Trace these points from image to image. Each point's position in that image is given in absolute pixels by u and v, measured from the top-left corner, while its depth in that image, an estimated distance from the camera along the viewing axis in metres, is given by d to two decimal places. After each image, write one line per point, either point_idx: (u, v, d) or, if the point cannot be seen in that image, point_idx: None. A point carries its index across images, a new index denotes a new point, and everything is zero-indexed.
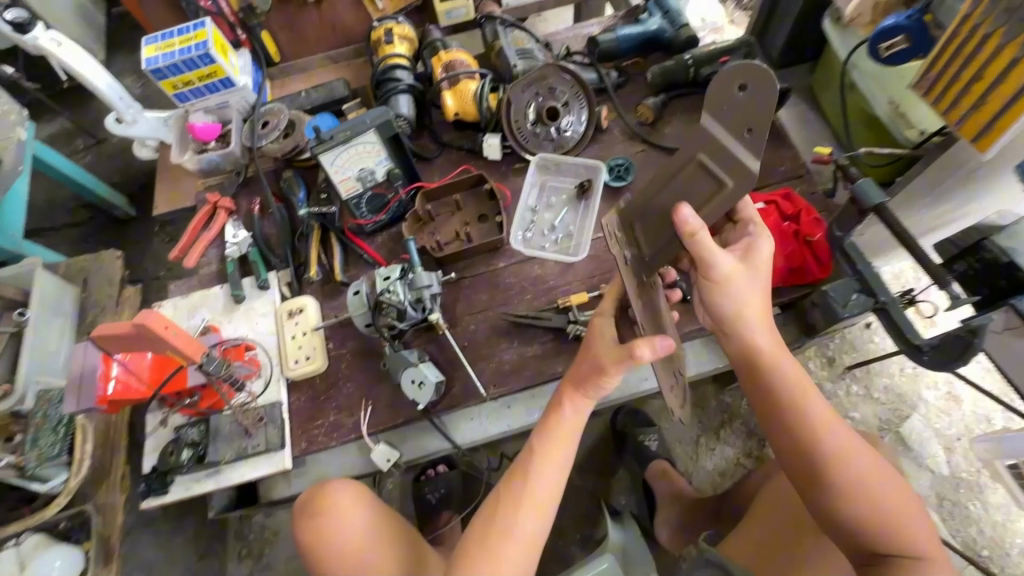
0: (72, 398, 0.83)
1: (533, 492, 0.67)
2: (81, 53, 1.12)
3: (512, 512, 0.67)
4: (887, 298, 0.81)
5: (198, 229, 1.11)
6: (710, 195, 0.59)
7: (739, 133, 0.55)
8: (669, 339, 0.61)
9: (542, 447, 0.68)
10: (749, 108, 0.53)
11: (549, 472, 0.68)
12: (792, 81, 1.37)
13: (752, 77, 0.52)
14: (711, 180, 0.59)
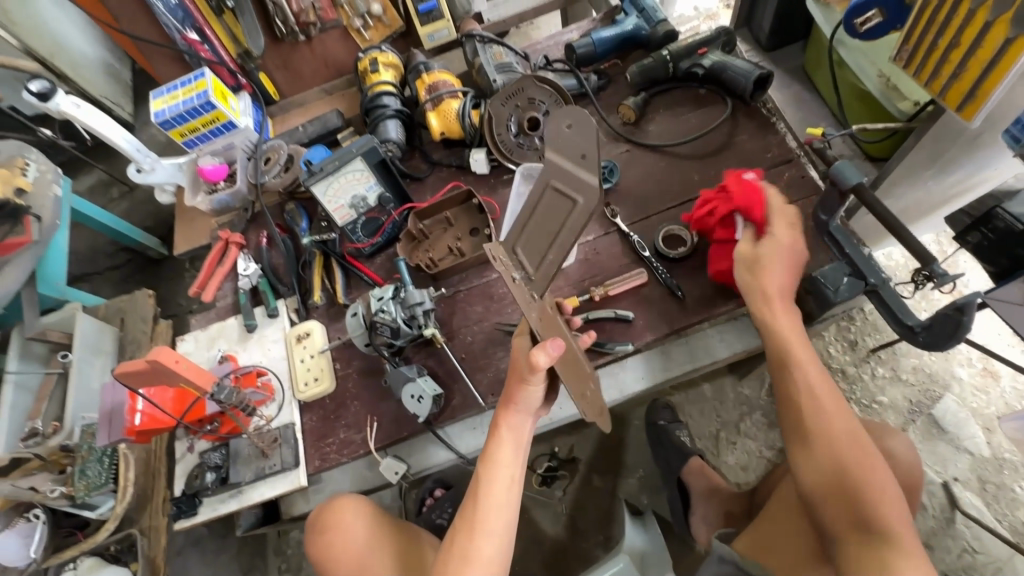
0: (104, 430, 0.93)
1: (492, 504, 0.73)
2: (101, 114, 1.21)
3: (476, 532, 0.72)
4: (877, 280, 0.79)
5: (214, 264, 1.18)
6: (569, 212, 0.65)
7: (577, 158, 0.62)
8: (561, 341, 0.68)
9: (485, 471, 0.75)
10: (581, 137, 0.61)
11: (496, 493, 0.74)
12: (784, 62, 1.35)
13: (575, 115, 0.60)
14: (566, 201, 0.65)
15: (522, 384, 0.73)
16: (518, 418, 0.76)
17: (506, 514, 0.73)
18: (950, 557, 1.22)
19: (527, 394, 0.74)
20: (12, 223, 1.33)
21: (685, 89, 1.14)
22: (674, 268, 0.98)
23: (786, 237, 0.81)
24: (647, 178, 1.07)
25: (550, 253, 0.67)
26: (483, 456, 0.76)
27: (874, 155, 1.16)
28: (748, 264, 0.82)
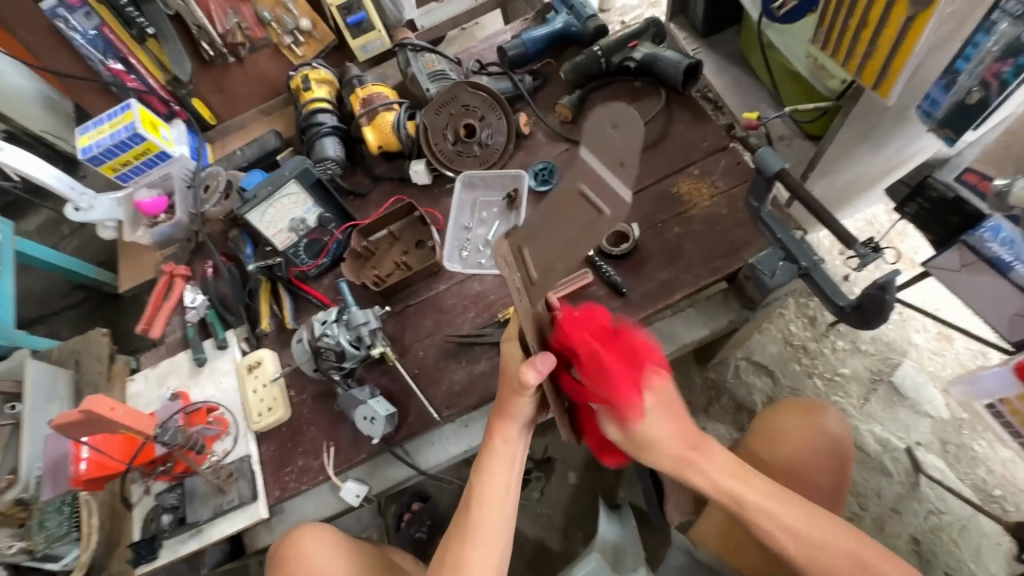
0: (50, 482, 0.98)
1: (491, 514, 0.69)
2: (23, 154, 1.16)
3: (478, 544, 0.68)
4: (809, 263, 0.80)
5: (160, 300, 1.16)
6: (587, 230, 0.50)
7: (614, 167, 0.47)
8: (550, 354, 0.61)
9: (480, 482, 0.70)
10: (626, 140, 0.47)
11: (494, 504, 0.70)
12: (721, 46, 1.35)
13: (622, 112, 0.47)
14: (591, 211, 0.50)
15: (514, 393, 0.67)
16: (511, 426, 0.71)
17: (505, 527, 0.69)
18: (918, 520, 1.25)
19: (518, 402, 0.69)
20: None
21: (619, 82, 1.14)
22: (617, 265, 0.98)
23: (664, 415, 0.66)
24: None
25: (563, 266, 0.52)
26: (482, 465, 0.71)
27: (812, 133, 1.19)
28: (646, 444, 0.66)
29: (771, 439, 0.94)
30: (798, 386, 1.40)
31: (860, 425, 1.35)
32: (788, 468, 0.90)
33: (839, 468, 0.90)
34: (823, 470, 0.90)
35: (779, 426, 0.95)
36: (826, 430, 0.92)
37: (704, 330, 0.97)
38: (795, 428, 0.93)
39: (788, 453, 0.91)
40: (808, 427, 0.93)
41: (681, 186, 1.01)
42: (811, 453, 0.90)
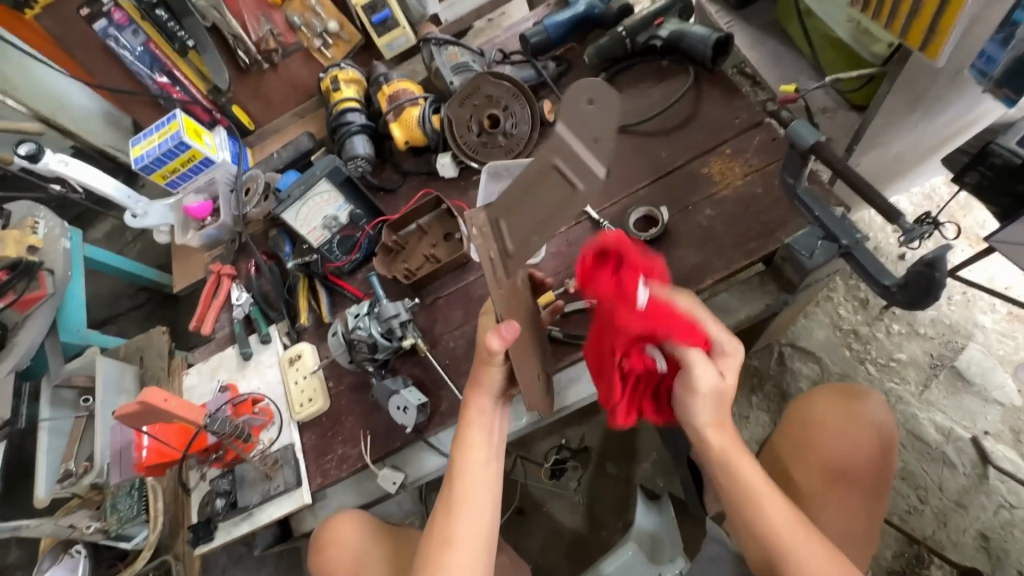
0: (117, 470, 1.04)
1: (473, 484, 0.69)
2: (87, 168, 1.26)
3: (466, 513, 0.68)
4: (850, 241, 0.75)
5: (210, 298, 1.23)
6: (568, 202, 0.52)
7: (588, 141, 0.50)
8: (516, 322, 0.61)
9: (460, 451, 0.71)
10: (601, 117, 0.49)
11: (475, 471, 0.70)
12: (754, 17, 1.29)
13: (595, 88, 0.48)
14: (565, 187, 0.52)
15: (484, 364, 0.69)
16: (485, 399, 0.72)
17: (488, 491, 0.70)
18: (987, 515, 1.16)
19: (490, 375, 0.71)
20: (27, 279, 1.43)
21: (646, 62, 1.10)
22: (647, 250, 0.95)
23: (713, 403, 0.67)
24: (613, 161, 1.04)
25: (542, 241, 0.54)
26: (464, 434, 0.72)
27: (858, 103, 1.11)
28: (720, 426, 0.67)
29: (806, 428, 0.89)
30: (849, 372, 1.33)
31: (919, 412, 1.26)
32: (826, 454, 0.85)
33: (881, 456, 0.85)
34: (862, 452, 0.85)
35: (812, 413, 0.90)
36: (865, 414, 0.88)
37: (741, 315, 0.92)
38: (833, 414, 0.89)
39: (826, 443, 0.86)
40: (846, 410, 0.89)
41: (712, 167, 0.97)
42: (848, 441, 0.85)
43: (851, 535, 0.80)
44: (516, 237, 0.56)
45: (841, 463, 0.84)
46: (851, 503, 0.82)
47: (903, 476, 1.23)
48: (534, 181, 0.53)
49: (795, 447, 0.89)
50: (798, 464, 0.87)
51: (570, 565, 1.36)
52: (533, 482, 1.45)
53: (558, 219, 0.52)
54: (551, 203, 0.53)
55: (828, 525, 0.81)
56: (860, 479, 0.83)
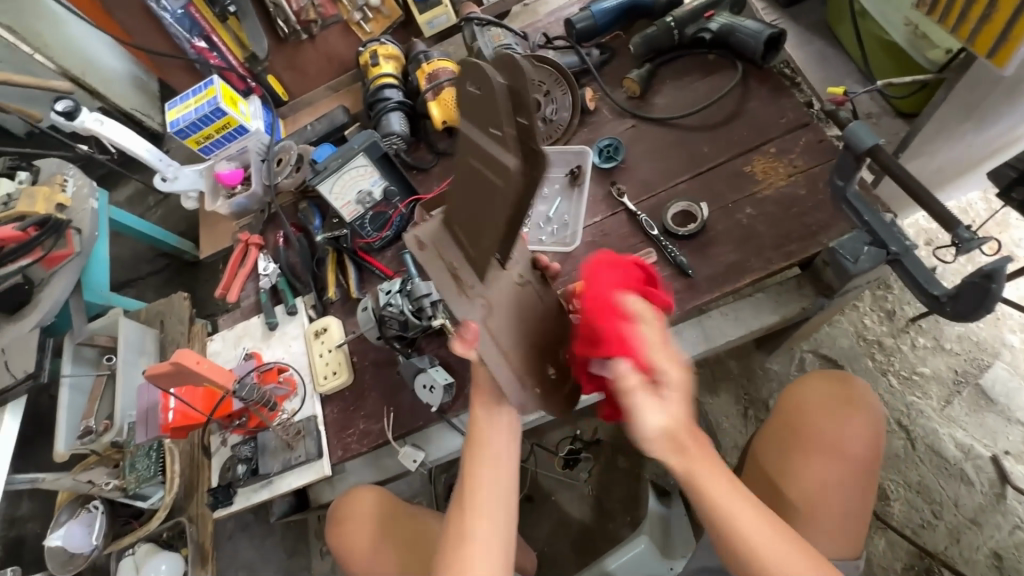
0: (142, 430, 1.04)
1: (486, 492, 0.69)
2: (122, 128, 1.26)
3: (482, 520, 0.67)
4: (900, 248, 0.75)
5: (236, 267, 1.23)
6: (494, 193, 0.57)
7: (489, 129, 0.53)
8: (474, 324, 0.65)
9: (475, 450, 0.71)
10: (489, 99, 0.52)
11: (489, 475, 0.70)
12: (803, 16, 1.26)
13: (479, 70, 0.52)
14: (485, 179, 0.57)
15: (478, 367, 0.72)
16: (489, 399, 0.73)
17: (504, 493, 0.69)
18: (1002, 534, 1.15)
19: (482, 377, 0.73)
20: (55, 237, 1.43)
21: (693, 55, 1.08)
22: (684, 246, 0.94)
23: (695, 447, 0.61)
24: (654, 153, 1.03)
25: (488, 237, 0.60)
26: (475, 440, 0.72)
27: (906, 111, 1.08)
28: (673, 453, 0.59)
29: (796, 416, 0.88)
30: (870, 383, 1.32)
31: (940, 428, 1.25)
32: (821, 439, 0.84)
33: (878, 439, 0.84)
34: (856, 433, 0.83)
35: (805, 400, 0.89)
36: (856, 394, 0.87)
37: (775, 316, 0.92)
38: (824, 399, 0.87)
39: (819, 427, 0.85)
40: (840, 395, 0.87)
41: (755, 165, 0.96)
42: (845, 425, 0.84)
43: (852, 515, 0.80)
44: (468, 234, 0.65)
45: (837, 446, 0.82)
46: (852, 486, 0.81)
47: (917, 489, 1.22)
48: (468, 179, 0.61)
49: (785, 436, 0.88)
50: (791, 450, 0.86)
51: (576, 556, 1.36)
52: (542, 471, 1.45)
53: (497, 207, 0.57)
54: (489, 194, 0.57)
55: (828, 509, 0.80)
56: (859, 460, 0.82)
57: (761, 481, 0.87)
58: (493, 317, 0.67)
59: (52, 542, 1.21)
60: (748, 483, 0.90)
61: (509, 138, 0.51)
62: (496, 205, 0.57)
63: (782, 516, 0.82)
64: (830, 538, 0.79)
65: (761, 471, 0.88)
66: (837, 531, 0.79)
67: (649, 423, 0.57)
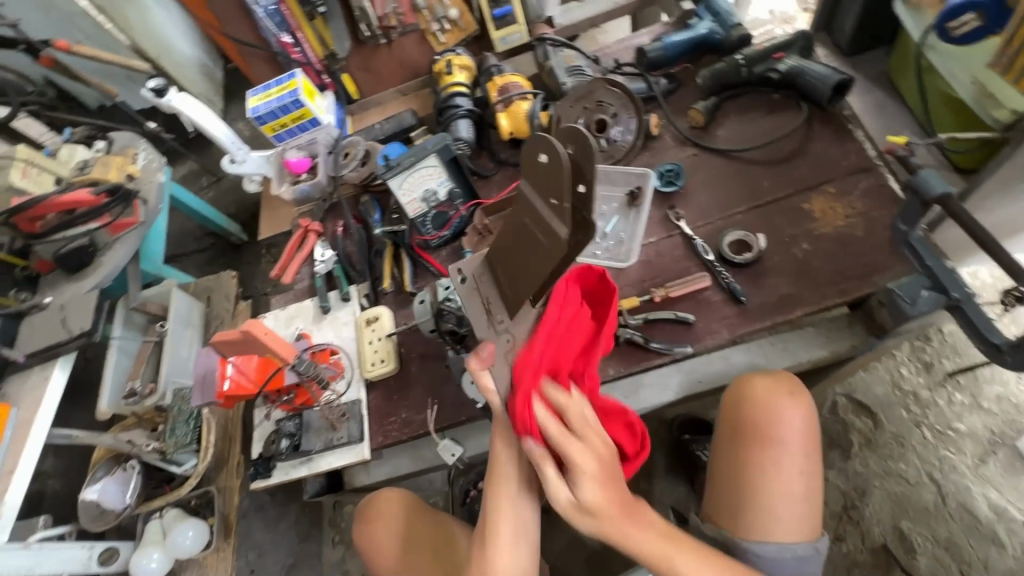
0: (198, 395, 1.00)
1: (509, 508, 0.77)
2: (204, 110, 1.33)
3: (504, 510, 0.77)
4: (961, 294, 0.76)
5: (293, 250, 1.28)
6: (537, 251, 0.61)
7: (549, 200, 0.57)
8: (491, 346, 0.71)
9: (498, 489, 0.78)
10: (557, 170, 0.54)
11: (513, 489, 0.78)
12: (865, 66, 1.30)
13: (554, 141, 0.54)
14: (536, 239, 0.61)
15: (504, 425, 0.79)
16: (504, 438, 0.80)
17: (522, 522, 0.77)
18: None
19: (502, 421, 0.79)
20: (123, 205, 1.49)
21: (758, 93, 1.12)
22: (739, 274, 0.97)
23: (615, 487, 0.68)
24: (713, 182, 1.06)
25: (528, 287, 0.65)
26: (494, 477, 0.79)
27: (962, 166, 1.09)
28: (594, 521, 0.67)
29: (738, 407, 0.87)
30: (903, 434, 1.32)
31: (972, 486, 1.24)
32: (758, 427, 0.84)
33: (814, 424, 0.85)
34: (794, 421, 0.84)
35: (746, 393, 0.88)
36: (789, 382, 0.87)
37: (825, 350, 0.94)
38: (765, 392, 0.87)
39: (756, 417, 0.85)
40: (778, 388, 0.86)
41: (814, 203, 0.98)
42: (782, 416, 0.84)
43: (796, 495, 0.80)
44: (507, 275, 0.70)
45: (774, 431, 0.83)
46: (792, 468, 0.81)
47: (945, 546, 1.20)
48: (518, 234, 0.65)
49: (729, 428, 0.88)
50: (735, 442, 0.86)
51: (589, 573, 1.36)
52: None
53: (543, 267, 0.61)
54: (540, 249, 0.60)
55: (768, 491, 0.80)
56: (797, 444, 0.83)
57: (715, 475, 0.87)
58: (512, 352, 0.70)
59: (88, 495, 1.24)
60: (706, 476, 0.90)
61: (564, 211, 0.54)
62: (540, 260, 0.61)
63: (732, 503, 0.82)
64: (779, 520, 0.79)
65: (716, 462, 0.88)
66: (780, 511, 0.79)
67: (561, 494, 0.67)
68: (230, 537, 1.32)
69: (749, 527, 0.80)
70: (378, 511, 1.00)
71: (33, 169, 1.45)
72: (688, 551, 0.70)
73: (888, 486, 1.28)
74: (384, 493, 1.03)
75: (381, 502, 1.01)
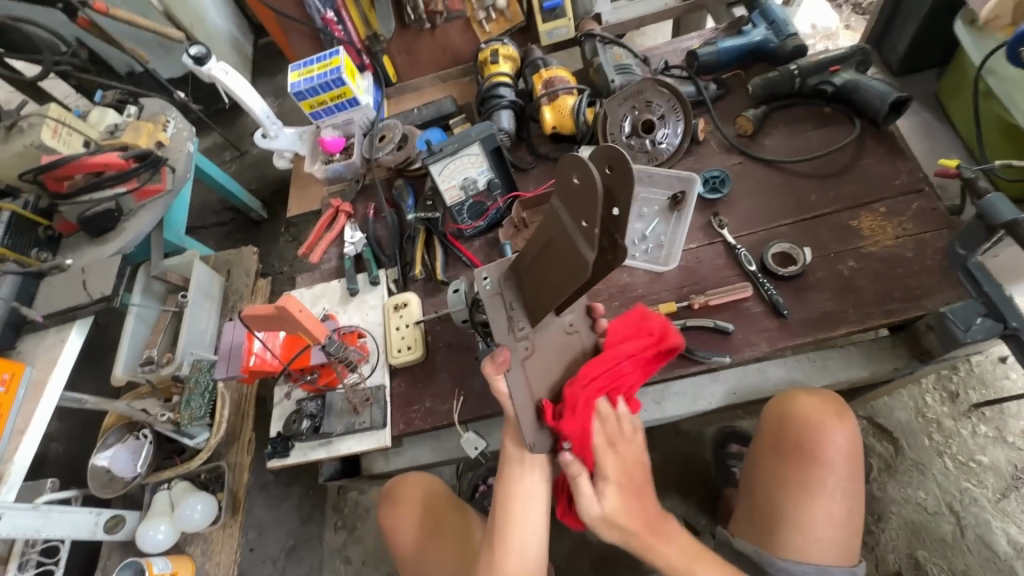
0: (223, 366, 1.03)
1: (522, 503, 0.77)
2: (243, 81, 1.32)
3: (517, 502, 0.77)
4: (1018, 323, 0.74)
5: (323, 229, 1.26)
6: (565, 273, 0.63)
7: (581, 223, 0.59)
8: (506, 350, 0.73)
9: (506, 489, 0.78)
10: (612, 185, 0.56)
11: (525, 492, 0.77)
12: (914, 87, 1.28)
13: (614, 157, 0.55)
14: (565, 259, 0.63)
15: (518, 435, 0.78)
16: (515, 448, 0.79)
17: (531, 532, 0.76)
18: None
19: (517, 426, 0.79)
20: (151, 171, 1.47)
21: (808, 105, 1.11)
22: (783, 287, 0.95)
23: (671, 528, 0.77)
24: (759, 193, 1.04)
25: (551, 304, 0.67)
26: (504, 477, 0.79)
27: (1013, 196, 1.07)
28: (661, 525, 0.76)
29: (781, 427, 0.87)
30: (924, 462, 1.30)
31: (992, 520, 1.22)
32: (800, 447, 0.84)
33: (856, 447, 0.83)
34: (839, 444, 0.83)
35: (792, 410, 0.87)
36: (834, 401, 0.86)
37: (865, 371, 0.94)
38: (810, 410, 0.85)
39: (799, 436, 0.84)
40: (823, 408, 0.85)
41: (862, 221, 0.97)
42: (827, 436, 0.83)
43: (836, 517, 0.80)
44: (532, 286, 0.71)
45: (818, 452, 0.83)
46: (834, 492, 0.81)
47: None
48: (545, 252, 0.67)
49: (771, 447, 0.88)
50: (778, 461, 0.85)
51: None
52: None
53: (567, 286, 0.63)
54: (568, 266, 0.63)
55: (809, 514, 0.80)
56: (840, 466, 0.82)
57: (755, 490, 0.87)
58: (530, 360, 0.74)
59: (99, 461, 1.23)
60: (744, 491, 0.91)
61: (593, 234, 0.57)
62: (565, 280, 0.63)
63: (771, 522, 0.82)
64: (818, 543, 0.79)
65: (757, 480, 0.88)
66: (820, 532, 0.79)
67: (591, 505, 0.72)
68: (238, 514, 1.31)
69: (785, 546, 0.80)
70: (406, 494, 0.99)
71: (64, 129, 1.41)
72: (709, 564, 0.75)
73: (906, 513, 1.26)
74: (411, 478, 1.03)
75: (410, 486, 1.01)
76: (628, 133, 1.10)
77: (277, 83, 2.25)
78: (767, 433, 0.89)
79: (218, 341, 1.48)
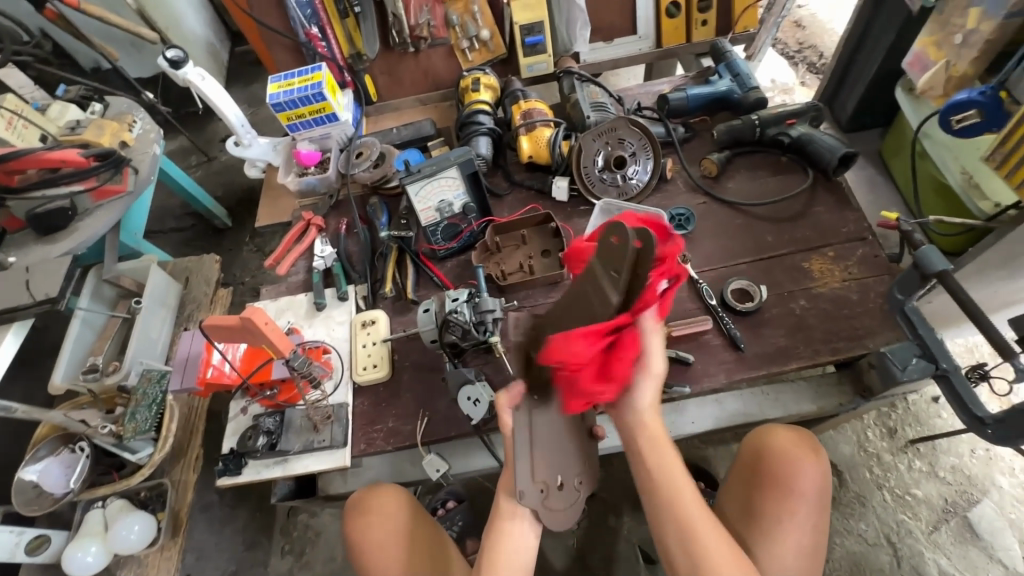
0: (178, 378, 0.99)
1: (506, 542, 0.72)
2: (219, 88, 1.30)
3: (502, 541, 0.72)
4: (948, 366, 0.81)
5: (292, 242, 1.24)
6: (589, 316, 0.65)
7: (611, 273, 0.60)
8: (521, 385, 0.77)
9: (497, 534, 0.73)
10: (625, 254, 0.58)
11: (517, 539, 0.72)
12: (860, 144, 1.39)
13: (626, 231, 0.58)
14: (591, 306, 0.65)
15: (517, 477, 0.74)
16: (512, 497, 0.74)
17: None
18: None
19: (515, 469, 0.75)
20: (112, 171, 1.42)
21: (765, 154, 1.19)
22: (740, 322, 1.00)
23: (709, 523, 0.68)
24: (720, 232, 1.10)
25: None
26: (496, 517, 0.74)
27: (947, 249, 1.16)
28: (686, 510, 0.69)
29: (756, 458, 0.91)
30: (865, 494, 1.37)
31: (925, 552, 1.29)
32: (780, 479, 0.86)
33: (826, 485, 0.87)
34: (811, 479, 0.86)
35: (769, 444, 0.91)
36: (808, 439, 0.91)
37: (813, 406, 1.00)
38: (786, 445, 0.90)
39: (777, 468, 0.87)
40: (799, 445, 0.90)
41: (813, 263, 1.04)
42: (804, 472, 0.86)
43: (804, 548, 0.82)
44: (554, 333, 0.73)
45: (792, 483, 0.86)
46: (805, 524, 0.84)
47: None
48: (573, 297, 0.69)
49: (750, 476, 0.91)
50: (754, 489, 0.88)
51: None
52: None
53: (588, 328, 0.65)
54: (586, 315, 0.66)
55: (780, 542, 0.82)
56: (810, 501, 0.85)
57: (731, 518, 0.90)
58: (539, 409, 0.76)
59: (26, 476, 1.14)
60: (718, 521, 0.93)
61: (621, 284, 0.59)
62: (588, 325, 0.66)
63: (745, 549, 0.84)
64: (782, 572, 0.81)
65: (733, 512, 0.90)
66: (789, 563, 0.81)
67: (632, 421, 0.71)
68: (178, 536, 1.24)
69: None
70: (371, 505, 0.97)
71: (19, 121, 1.34)
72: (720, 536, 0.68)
73: (848, 544, 1.32)
74: (376, 489, 1.00)
75: (384, 495, 0.97)
76: (601, 167, 1.15)
77: (252, 91, 2.23)
78: (746, 464, 0.92)
79: (170, 350, 1.42)
